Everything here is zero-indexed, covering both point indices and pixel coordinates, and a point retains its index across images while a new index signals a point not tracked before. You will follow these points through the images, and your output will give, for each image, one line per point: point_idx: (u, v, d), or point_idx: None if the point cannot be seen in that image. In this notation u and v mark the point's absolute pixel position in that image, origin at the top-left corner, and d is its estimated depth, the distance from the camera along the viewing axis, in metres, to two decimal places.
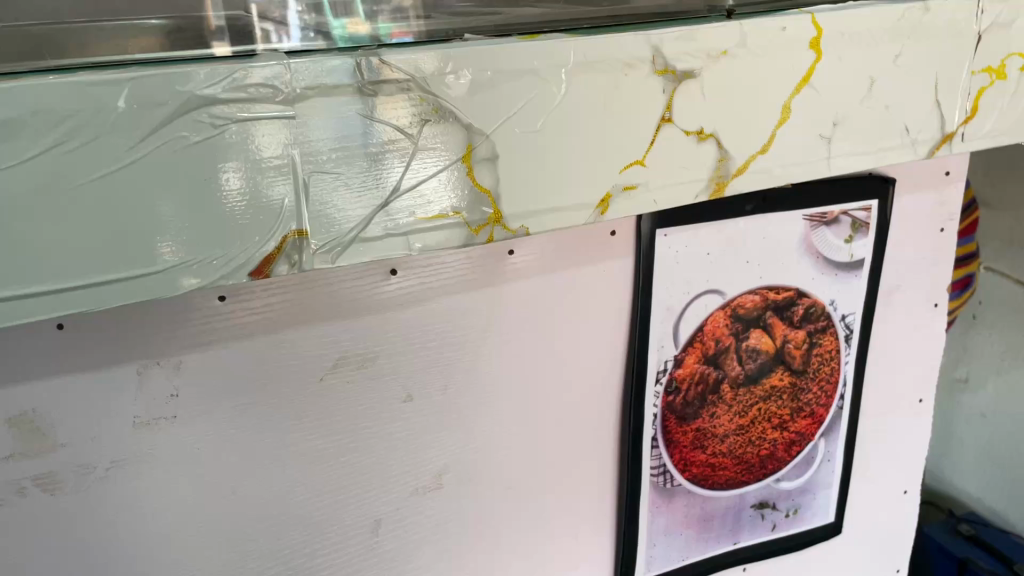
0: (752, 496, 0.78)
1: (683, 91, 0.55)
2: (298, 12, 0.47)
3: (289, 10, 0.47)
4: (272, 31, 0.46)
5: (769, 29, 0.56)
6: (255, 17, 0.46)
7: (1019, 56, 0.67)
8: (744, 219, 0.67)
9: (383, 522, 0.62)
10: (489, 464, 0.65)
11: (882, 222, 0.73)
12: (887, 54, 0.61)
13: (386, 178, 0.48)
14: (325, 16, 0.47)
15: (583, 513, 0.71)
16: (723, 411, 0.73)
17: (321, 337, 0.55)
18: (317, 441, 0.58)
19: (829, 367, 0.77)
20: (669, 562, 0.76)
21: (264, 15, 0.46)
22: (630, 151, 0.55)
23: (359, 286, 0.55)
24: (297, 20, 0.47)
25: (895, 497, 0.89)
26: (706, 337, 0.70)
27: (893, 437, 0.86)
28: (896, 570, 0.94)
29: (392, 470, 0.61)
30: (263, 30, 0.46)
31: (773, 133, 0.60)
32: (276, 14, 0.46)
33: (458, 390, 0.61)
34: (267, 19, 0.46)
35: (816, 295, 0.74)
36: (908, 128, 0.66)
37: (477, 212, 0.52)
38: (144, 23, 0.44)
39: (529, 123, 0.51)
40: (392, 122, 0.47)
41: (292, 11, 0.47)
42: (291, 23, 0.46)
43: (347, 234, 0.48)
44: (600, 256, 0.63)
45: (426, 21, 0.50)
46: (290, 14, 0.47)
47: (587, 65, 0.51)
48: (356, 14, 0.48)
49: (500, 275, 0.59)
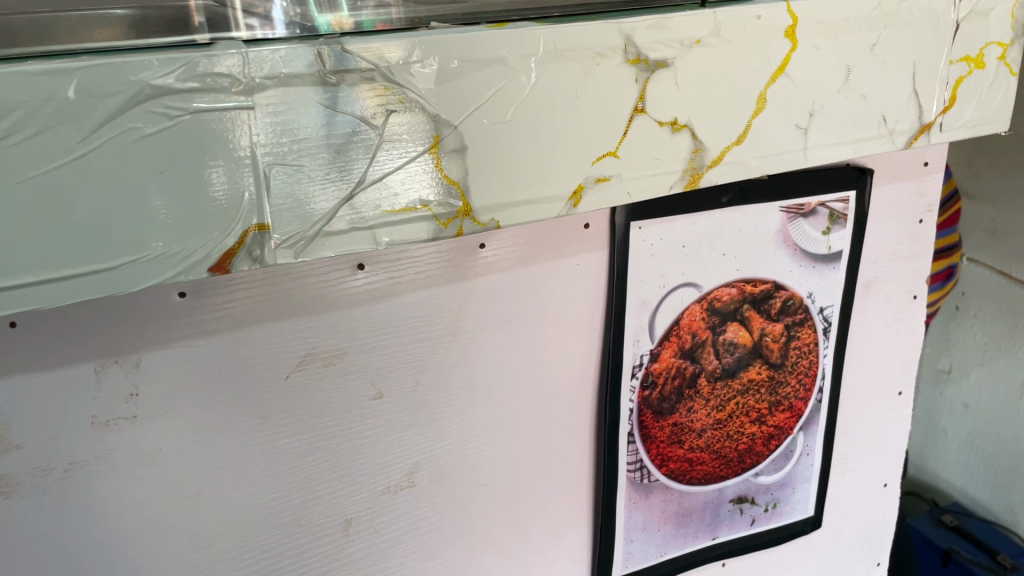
0: (731, 491, 0.77)
1: (655, 81, 0.54)
2: (283, 7, 0.45)
3: (274, 5, 0.44)
4: (258, 28, 0.44)
5: (743, 17, 0.55)
6: (239, 13, 0.44)
7: (997, 44, 0.67)
8: (720, 211, 0.66)
9: (354, 521, 0.61)
10: (462, 461, 0.64)
11: (860, 213, 0.73)
12: (864, 43, 0.61)
13: (351, 171, 0.47)
14: (311, 10, 0.45)
15: (559, 510, 0.70)
16: (700, 405, 0.72)
17: (286, 334, 0.54)
18: (285, 440, 0.57)
19: (807, 360, 0.76)
20: (647, 559, 0.75)
21: (248, 10, 0.44)
22: (601, 143, 0.54)
23: (325, 282, 0.54)
24: (281, 15, 0.45)
25: (875, 490, 0.89)
26: (682, 331, 0.69)
27: (873, 430, 0.86)
28: (876, 563, 0.93)
29: (363, 469, 0.60)
30: (247, 27, 0.44)
31: (748, 124, 0.59)
32: (260, 8, 0.44)
33: (429, 387, 0.60)
34: (251, 13, 0.44)
35: (794, 288, 0.73)
36: (886, 118, 0.65)
37: (445, 205, 0.50)
38: (108, 12, 0.41)
39: (498, 114, 0.49)
40: (356, 112, 0.46)
41: (277, 5, 0.45)
42: (276, 19, 0.45)
43: (310, 229, 0.47)
44: (574, 249, 0.62)
45: (405, 8, 0.48)
46: (275, 8, 0.44)
47: (556, 54, 0.50)
48: (340, 8, 0.46)
49: (471, 270, 0.58)
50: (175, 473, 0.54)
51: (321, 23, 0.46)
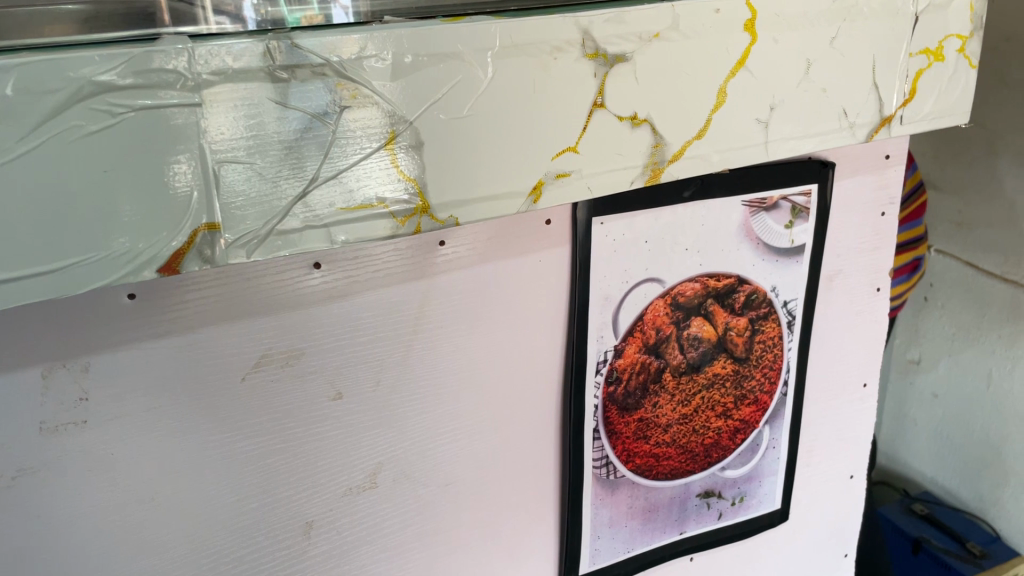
0: (697, 486, 0.77)
1: (614, 76, 0.54)
2: (254, 5, 0.44)
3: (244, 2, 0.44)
4: (230, 25, 0.44)
5: (702, 11, 0.55)
6: (210, 12, 0.43)
7: (956, 37, 0.67)
8: (683, 206, 0.66)
9: (315, 524, 0.61)
10: (425, 461, 0.63)
11: (822, 206, 0.73)
12: (823, 36, 0.61)
13: (304, 168, 0.46)
14: (281, 8, 0.45)
15: (525, 508, 0.70)
16: (666, 400, 0.72)
17: (242, 335, 0.53)
18: (242, 443, 0.56)
19: (772, 353, 0.76)
20: (614, 555, 0.75)
21: (218, 9, 0.44)
22: (560, 138, 0.53)
23: (280, 282, 0.53)
24: (252, 13, 0.44)
25: (842, 482, 0.90)
26: (646, 326, 0.69)
27: (838, 422, 0.86)
28: (844, 554, 0.94)
29: (323, 471, 0.59)
30: (219, 26, 0.44)
31: (709, 118, 0.59)
32: (231, 7, 0.44)
33: (390, 386, 0.60)
34: (222, 12, 0.44)
35: (757, 282, 0.73)
36: (847, 111, 0.65)
37: (402, 202, 0.49)
38: (59, 9, 0.41)
39: (455, 109, 0.49)
40: (309, 108, 0.45)
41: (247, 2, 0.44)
42: (247, 18, 0.44)
43: (262, 227, 0.46)
44: (535, 246, 0.61)
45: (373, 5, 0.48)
46: (245, 7, 0.44)
47: (513, 49, 0.49)
48: (310, 5, 0.46)
49: (430, 268, 0.58)
50: (129, 477, 0.53)
51: (291, 20, 0.46)
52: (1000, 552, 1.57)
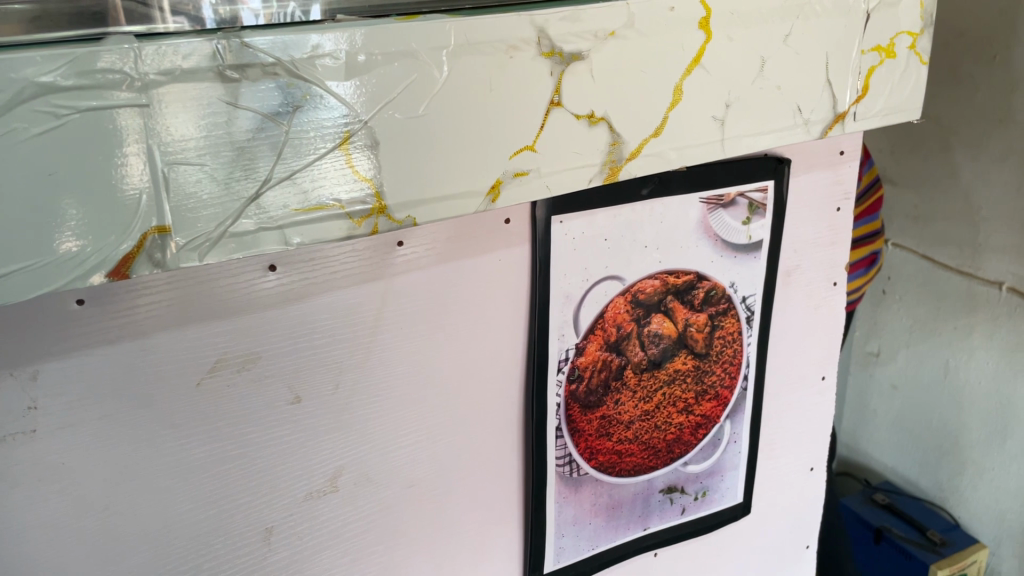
0: (660, 481, 0.78)
1: (570, 74, 0.54)
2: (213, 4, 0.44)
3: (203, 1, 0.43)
4: (188, 26, 0.43)
5: (657, 9, 0.55)
6: (168, 11, 0.43)
7: (907, 34, 0.68)
8: (641, 203, 0.66)
9: (275, 530, 0.60)
10: (386, 463, 0.63)
11: (778, 202, 0.74)
12: (777, 34, 0.61)
13: (256, 169, 0.45)
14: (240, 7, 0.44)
15: (488, 508, 0.70)
16: (627, 397, 0.72)
17: (195, 339, 0.52)
18: (198, 449, 0.55)
19: (731, 349, 0.77)
20: (579, 552, 0.75)
21: (176, 9, 0.43)
22: (518, 137, 0.53)
23: (235, 284, 0.52)
24: (211, 13, 0.44)
25: (802, 475, 0.91)
26: (607, 324, 0.69)
27: (799, 415, 0.88)
28: (806, 546, 0.95)
29: (282, 475, 0.59)
30: (178, 25, 0.43)
31: (666, 115, 0.59)
32: (189, 6, 0.43)
33: (349, 389, 0.59)
34: (180, 12, 0.43)
35: (716, 278, 0.74)
36: (801, 108, 0.66)
37: (358, 203, 0.49)
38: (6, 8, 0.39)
39: (410, 109, 0.48)
40: (260, 108, 0.44)
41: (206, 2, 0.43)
42: (206, 18, 0.44)
43: (214, 229, 0.45)
44: (495, 245, 0.61)
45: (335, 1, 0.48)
46: (204, 7, 0.43)
47: (467, 47, 0.49)
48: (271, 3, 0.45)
49: (388, 268, 0.57)
50: (81, 487, 0.52)
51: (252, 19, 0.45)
52: (959, 539, 1.61)
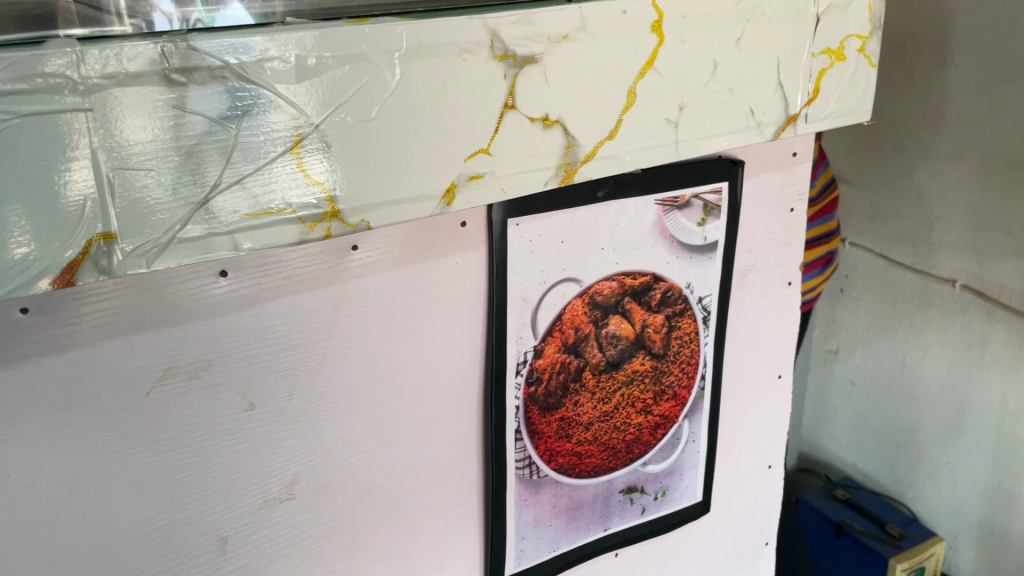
0: (620, 482, 0.78)
1: (524, 77, 0.54)
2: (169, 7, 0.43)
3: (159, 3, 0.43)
4: (143, 28, 0.43)
5: (610, 12, 0.55)
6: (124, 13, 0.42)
7: (856, 37, 0.69)
8: (597, 206, 0.67)
9: (230, 539, 0.59)
10: (344, 470, 0.62)
11: (733, 204, 0.75)
12: (728, 38, 0.62)
13: (205, 174, 0.44)
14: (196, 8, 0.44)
15: (447, 513, 0.69)
16: (586, 399, 0.73)
17: (145, 347, 0.51)
18: (149, 459, 0.54)
19: (689, 349, 0.78)
20: (539, 554, 0.75)
21: (132, 11, 0.42)
22: (472, 140, 0.53)
23: (186, 290, 0.52)
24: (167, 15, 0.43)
25: (761, 472, 0.92)
26: (564, 326, 0.69)
27: (757, 413, 0.89)
28: (765, 543, 0.97)
29: (237, 483, 0.58)
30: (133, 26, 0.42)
31: (620, 118, 0.59)
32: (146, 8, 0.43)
33: (305, 396, 0.59)
34: (136, 13, 0.43)
35: (673, 279, 0.74)
36: (753, 111, 0.66)
37: (311, 207, 0.48)
38: None
39: (362, 112, 0.48)
40: (208, 112, 0.43)
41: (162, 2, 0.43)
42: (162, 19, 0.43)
43: (162, 236, 0.44)
44: (451, 249, 0.61)
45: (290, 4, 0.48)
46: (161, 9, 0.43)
47: (420, 50, 0.49)
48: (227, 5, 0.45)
49: (342, 273, 0.57)
50: (28, 500, 0.51)
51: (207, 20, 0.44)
52: (918, 532, 1.65)
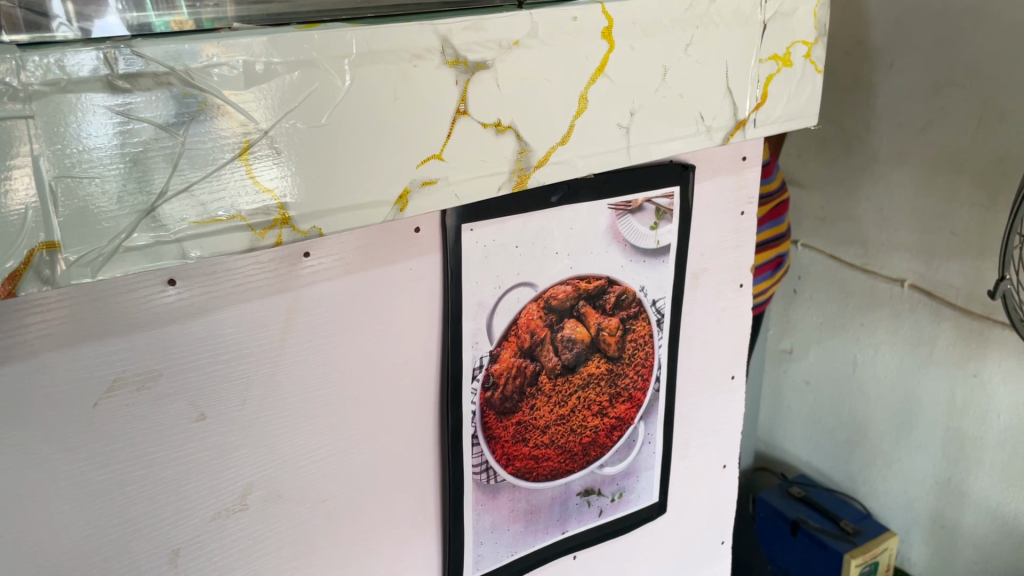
0: (577, 484, 0.79)
1: (475, 83, 0.54)
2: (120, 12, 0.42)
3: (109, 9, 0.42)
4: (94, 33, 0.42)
5: (559, 18, 0.56)
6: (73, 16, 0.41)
7: (802, 44, 0.71)
8: (550, 210, 0.67)
9: (182, 551, 0.58)
10: (298, 479, 0.62)
11: (684, 208, 0.76)
12: (678, 44, 0.63)
13: (151, 182, 0.43)
14: (146, 12, 0.43)
15: (405, 521, 0.69)
16: (542, 402, 0.73)
17: (92, 358, 0.50)
18: (96, 472, 0.53)
19: (644, 351, 0.78)
20: (497, 559, 0.76)
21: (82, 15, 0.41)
22: (425, 146, 0.53)
23: (133, 299, 0.51)
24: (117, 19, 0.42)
25: (716, 472, 0.93)
26: (520, 330, 0.69)
27: (711, 414, 0.90)
28: (721, 541, 0.98)
29: (188, 495, 0.57)
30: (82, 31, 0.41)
31: (571, 124, 0.60)
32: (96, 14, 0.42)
33: (257, 405, 0.58)
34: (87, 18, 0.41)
35: (626, 283, 0.75)
36: (703, 115, 0.67)
37: (260, 214, 0.48)
38: None
39: (312, 118, 0.48)
40: (154, 119, 0.43)
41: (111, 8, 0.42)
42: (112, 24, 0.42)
43: (107, 244, 0.43)
44: (404, 254, 0.61)
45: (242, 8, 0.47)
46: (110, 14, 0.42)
47: (371, 56, 0.48)
48: (180, 11, 0.44)
49: (294, 280, 0.57)
50: None
51: (158, 25, 0.44)
52: (871, 528, 1.68)
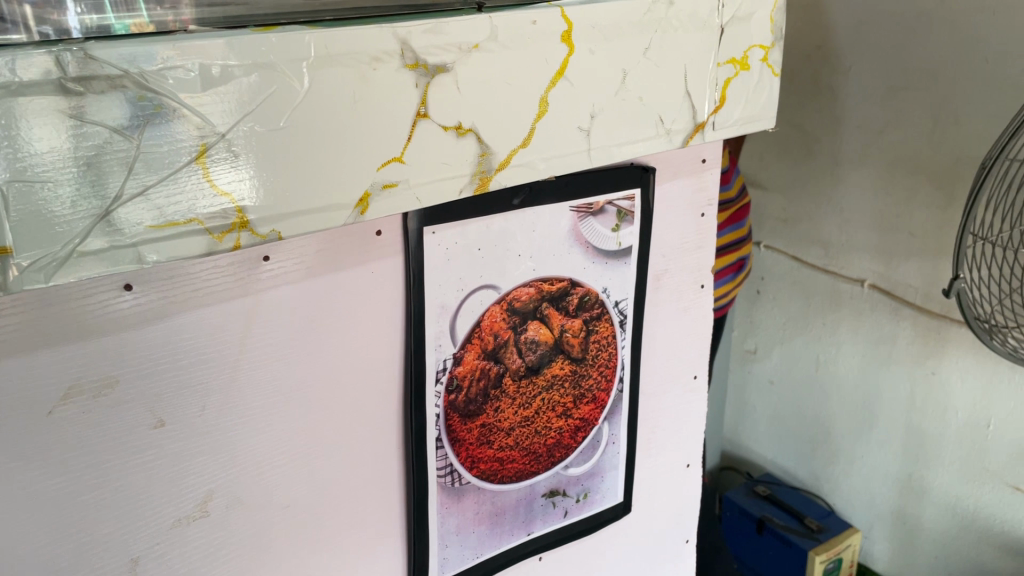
0: (542, 486, 0.79)
1: (436, 86, 0.54)
2: (78, 15, 0.42)
3: (68, 12, 0.42)
4: (54, 36, 0.41)
5: (519, 22, 0.56)
6: (30, 19, 0.40)
7: (759, 47, 0.72)
8: (512, 213, 0.68)
9: (141, 560, 0.58)
10: (260, 486, 0.61)
11: (645, 210, 0.76)
12: (637, 47, 0.63)
13: (105, 186, 0.43)
14: (106, 15, 0.43)
15: (368, 526, 0.69)
16: (507, 405, 0.73)
17: (46, 366, 0.50)
18: (52, 481, 0.52)
19: (607, 352, 0.79)
20: (463, 562, 0.76)
21: (41, 18, 0.41)
22: (385, 148, 0.53)
23: (88, 305, 0.50)
24: (76, 24, 0.42)
25: (680, 471, 0.94)
26: (483, 333, 0.69)
27: (674, 413, 0.91)
28: (686, 540, 0.99)
29: (147, 502, 0.57)
30: (42, 34, 0.41)
31: (532, 127, 0.60)
32: (55, 17, 0.41)
33: (217, 411, 0.57)
34: (45, 20, 0.41)
35: (589, 284, 0.75)
36: (662, 118, 0.68)
37: (218, 218, 0.47)
38: None
39: (270, 122, 0.47)
40: (108, 122, 0.42)
41: (70, 12, 0.42)
42: (71, 28, 0.42)
43: (61, 249, 0.42)
44: (366, 258, 0.61)
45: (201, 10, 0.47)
46: (69, 16, 0.42)
47: (329, 59, 0.48)
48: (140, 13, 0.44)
49: (254, 284, 0.56)
50: None
51: (118, 27, 0.43)
52: (835, 525, 1.71)
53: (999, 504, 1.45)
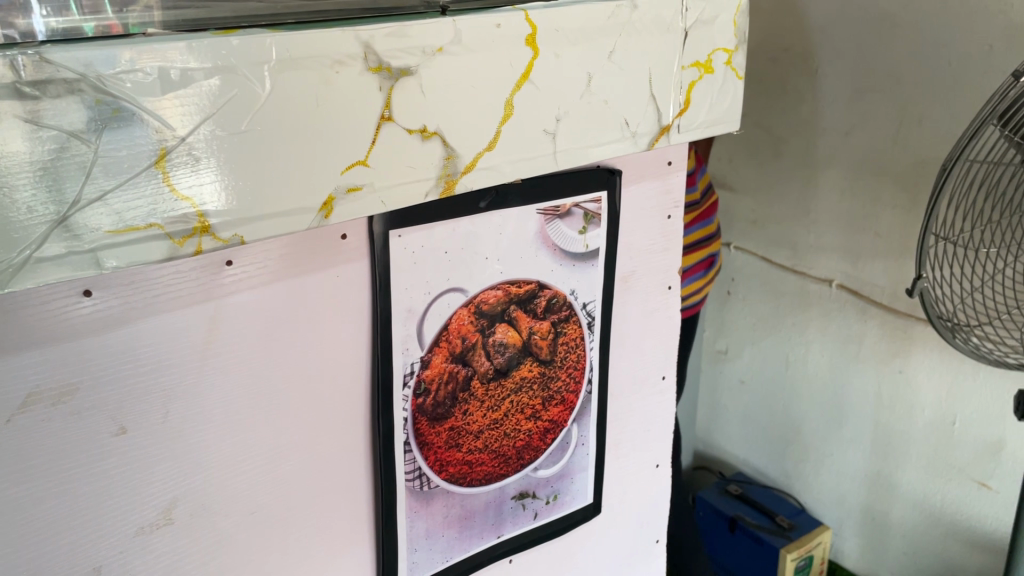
0: (512, 488, 0.79)
1: (400, 90, 0.54)
2: (44, 18, 0.42)
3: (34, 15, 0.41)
4: (18, 40, 0.41)
5: (484, 26, 0.56)
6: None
7: (723, 51, 0.73)
8: (478, 216, 0.68)
9: (104, 569, 0.57)
10: (225, 492, 0.61)
11: (611, 212, 0.77)
12: (601, 51, 0.64)
13: (63, 191, 0.42)
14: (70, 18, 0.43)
15: (336, 531, 0.68)
16: (475, 407, 0.73)
17: (5, 373, 0.49)
18: (11, 490, 0.51)
19: (575, 354, 0.79)
20: (432, 566, 0.76)
21: (6, 22, 0.40)
22: (350, 152, 0.53)
23: (47, 311, 0.49)
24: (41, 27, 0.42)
25: (649, 471, 0.95)
26: (451, 336, 0.69)
27: (643, 414, 0.91)
28: (656, 540, 0.99)
29: (109, 510, 0.56)
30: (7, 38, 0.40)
31: (498, 130, 0.60)
32: (20, 21, 0.41)
33: (181, 417, 0.57)
34: (9, 24, 0.41)
35: (557, 287, 0.76)
36: (628, 121, 0.69)
37: (179, 222, 0.47)
38: None
39: (232, 125, 0.47)
40: (64, 126, 0.41)
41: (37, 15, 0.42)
42: (37, 31, 0.41)
43: (16, 255, 0.42)
44: (332, 262, 0.61)
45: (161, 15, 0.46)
46: (35, 20, 0.41)
47: (291, 62, 0.48)
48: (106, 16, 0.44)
49: (217, 289, 0.56)
50: None
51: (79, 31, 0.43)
52: (806, 523, 1.73)
53: (965, 499, 1.47)
